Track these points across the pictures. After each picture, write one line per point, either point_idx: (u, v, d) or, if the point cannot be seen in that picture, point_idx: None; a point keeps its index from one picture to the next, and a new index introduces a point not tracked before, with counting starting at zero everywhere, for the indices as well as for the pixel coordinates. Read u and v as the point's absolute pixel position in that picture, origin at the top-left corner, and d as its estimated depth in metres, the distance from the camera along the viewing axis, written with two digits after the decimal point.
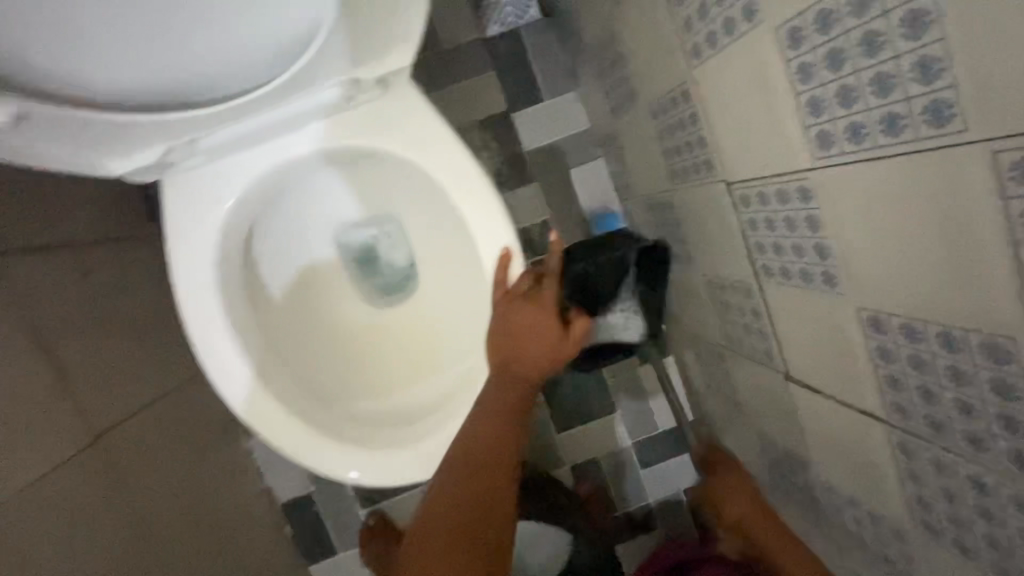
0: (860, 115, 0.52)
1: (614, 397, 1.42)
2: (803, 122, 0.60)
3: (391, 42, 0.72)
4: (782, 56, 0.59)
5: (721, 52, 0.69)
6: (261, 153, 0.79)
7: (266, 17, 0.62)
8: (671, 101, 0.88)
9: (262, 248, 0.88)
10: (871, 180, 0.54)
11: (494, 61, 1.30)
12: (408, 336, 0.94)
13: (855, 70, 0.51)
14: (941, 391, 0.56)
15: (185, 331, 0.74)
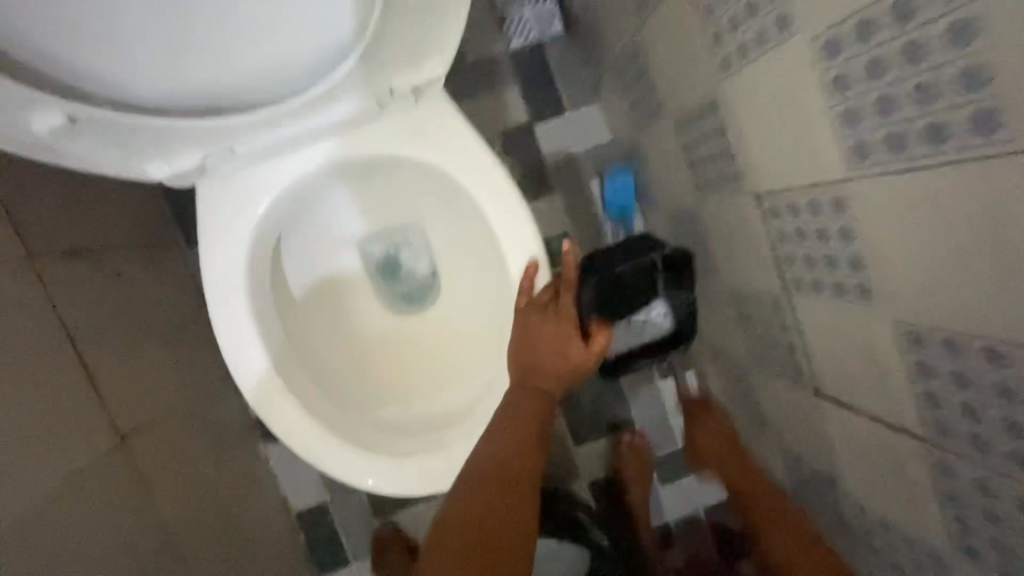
0: (899, 126, 0.51)
1: (633, 411, 1.41)
2: (838, 133, 0.59)
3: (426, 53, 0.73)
4: (818, 67, 0.58)
5: (753, 63, 0.69)
6: (294, 162, 0.81)
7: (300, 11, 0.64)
8: (698, 112, 0.88)
9: (290, 254, 0.90)
10: (910, 192, 0.53)
11: (518, 74, 1.31)
12: (429, 344, 0.95)
13: (896, 80, 0.50)
14: (985, 408, 0.54)
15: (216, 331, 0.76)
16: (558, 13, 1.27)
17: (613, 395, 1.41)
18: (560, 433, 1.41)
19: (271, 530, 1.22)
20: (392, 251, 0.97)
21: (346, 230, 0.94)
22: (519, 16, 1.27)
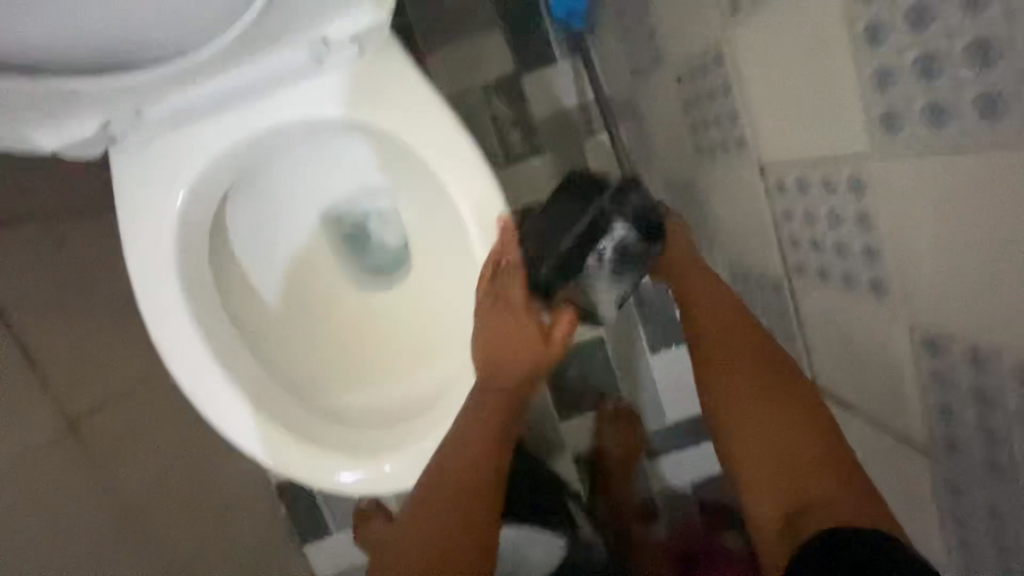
0: (941, 93, 0.41)
1: (623, 386, 1.35)
2: (864, 98, 0.48)
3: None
4: (847, 11, 0.47)
5: (767, 6, 0.57)
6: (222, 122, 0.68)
7: None
8: (700, 65, 0.76)
9: (236, 220, 0.81)
10: (948, 175, 0.43)
11: (504, 16, 1.16)
12: (393, 323, 0.87)
13: (945, 32, 0.39)
14: (1008, 432, 0.47)
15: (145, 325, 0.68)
16: None
17: (602, 369, 1.35)
18: (547, 408, 1.36)
19: (257, 514, 1.15)
20: (360, 220, 0.88)
21: (305, 195, 0.85)
22: None
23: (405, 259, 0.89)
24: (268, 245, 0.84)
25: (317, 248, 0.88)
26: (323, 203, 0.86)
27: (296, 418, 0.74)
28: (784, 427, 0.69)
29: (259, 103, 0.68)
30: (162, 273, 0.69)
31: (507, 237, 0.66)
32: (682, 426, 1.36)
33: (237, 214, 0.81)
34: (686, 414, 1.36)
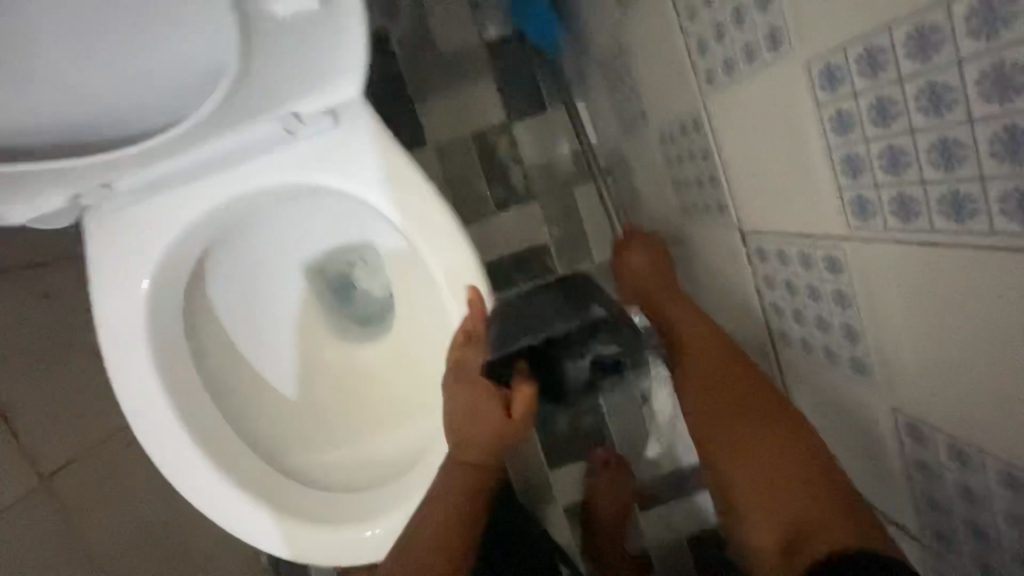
0: (910, 188, 0.40)
1: (615, 434, 1.32)
2: (836, 181, 0.47)
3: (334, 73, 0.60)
4: (813, 97, 0.46)
5: (739, 82, 0.56)
6: (195, 191, 0.66)
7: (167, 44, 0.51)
8: (681, 128, 0.75)
9: (217, 278, 0.80)
10: (922, 267, 0.42)
11: (494, 67, 1.17)
12: (373, 380, 0.85)
13: (908, 129, 0.38)
14: (997, 534, 0.44)
15: (115, 396, 0.65)
16: None
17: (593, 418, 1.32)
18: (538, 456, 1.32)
19: None
20: (344, 271, 0.90)
21: (287, 252, 0.84)
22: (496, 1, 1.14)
23: (390, 310, 0.90)
24: (248, 304, 0.82)
25: (301, 306, 0.85)
26: (306, 258, 0.85)
27: (273, 493, 0.70)
28: (764, 438, 0.60)
29: (233, 171, 0.66)
30: (134, 343, 0.66)
31: (471, 309, 0.65)
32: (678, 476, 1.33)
33: (216, 274, 0.80)
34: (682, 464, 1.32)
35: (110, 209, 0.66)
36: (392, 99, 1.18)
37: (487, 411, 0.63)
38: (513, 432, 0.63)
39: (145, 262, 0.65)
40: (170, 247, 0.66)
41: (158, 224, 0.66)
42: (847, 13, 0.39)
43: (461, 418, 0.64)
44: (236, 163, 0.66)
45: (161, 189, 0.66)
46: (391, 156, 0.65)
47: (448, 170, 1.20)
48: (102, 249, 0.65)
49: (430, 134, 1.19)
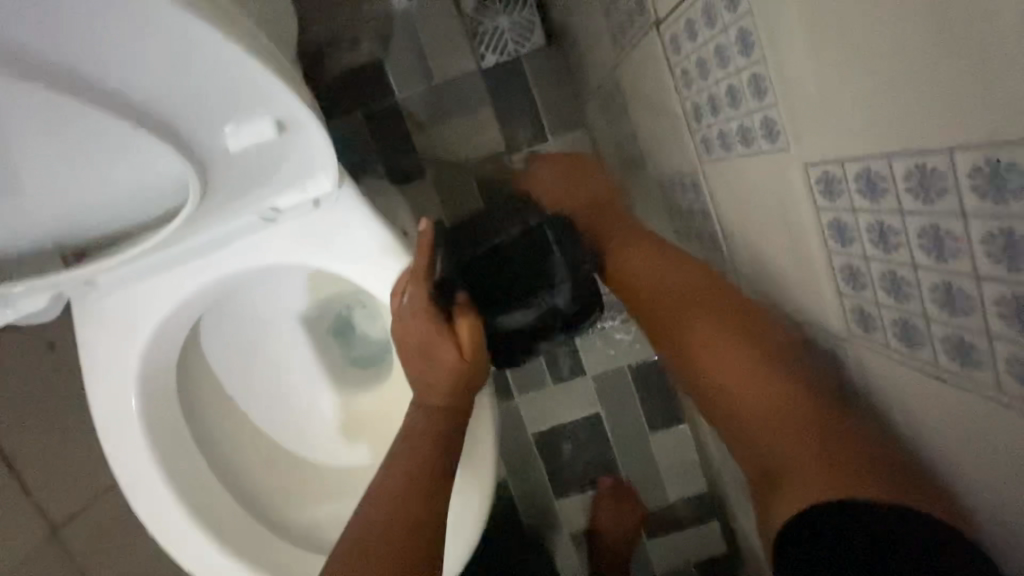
0: (913, 316, 0.37)
1: (621, 462, 1.30)
2: (836, 287, 0.44)
3: (310, 169, 0.58)
4: (811, 199, 0.43)
5: (737, 160, 0.53)
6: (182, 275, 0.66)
7: (129, 164, 0.49)
8: (681, 182, 0.72)
9: (213, 334, 0.81)
10: (927, 394, 0.39)
11: (492, 95, 1.13)
12: (362, 432, 0.82)
13: (911, 261, 0.35)
14: None
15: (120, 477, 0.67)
16: (537, 19, 1.07)
17: (600, 445, 1.30)
18: (544, 485, 1.32)
19: None
20: (343, 313, 0.85)
21: (285, 305, 0.83)
22: (494, 27, 1.08)
23: (389, 353, 0.85)
24: (250, 362, 0.83)
25: (300, 355, 0.85)
26: (304, 307, 0.83)
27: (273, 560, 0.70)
28: (749, 379, 0.57)
29: (221, 253, 0.66)
30: (131, 421, 0.67)
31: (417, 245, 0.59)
32: (687, 504, 1.31)
33: (214, 328, 0.80)
34: (692, 491, 1.30)
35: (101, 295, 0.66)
36: (389, 131, 1.14)
37: (435, 351, 0.59)
38: (467, 376, 0.60)
39: (142, 344, 0.66)
40: (162, 326, 0.66)
41: (151, 304, 0.66)
42: (844, 132, 0.36)
43: (413, 365, 0.61)
44: (223, 246, 0.65)
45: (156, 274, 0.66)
46: (372, 234, 0.64)
47: (447, 201, 1.16)
48: (95, 334, 0.66)
49: (428, 166, 1.16)
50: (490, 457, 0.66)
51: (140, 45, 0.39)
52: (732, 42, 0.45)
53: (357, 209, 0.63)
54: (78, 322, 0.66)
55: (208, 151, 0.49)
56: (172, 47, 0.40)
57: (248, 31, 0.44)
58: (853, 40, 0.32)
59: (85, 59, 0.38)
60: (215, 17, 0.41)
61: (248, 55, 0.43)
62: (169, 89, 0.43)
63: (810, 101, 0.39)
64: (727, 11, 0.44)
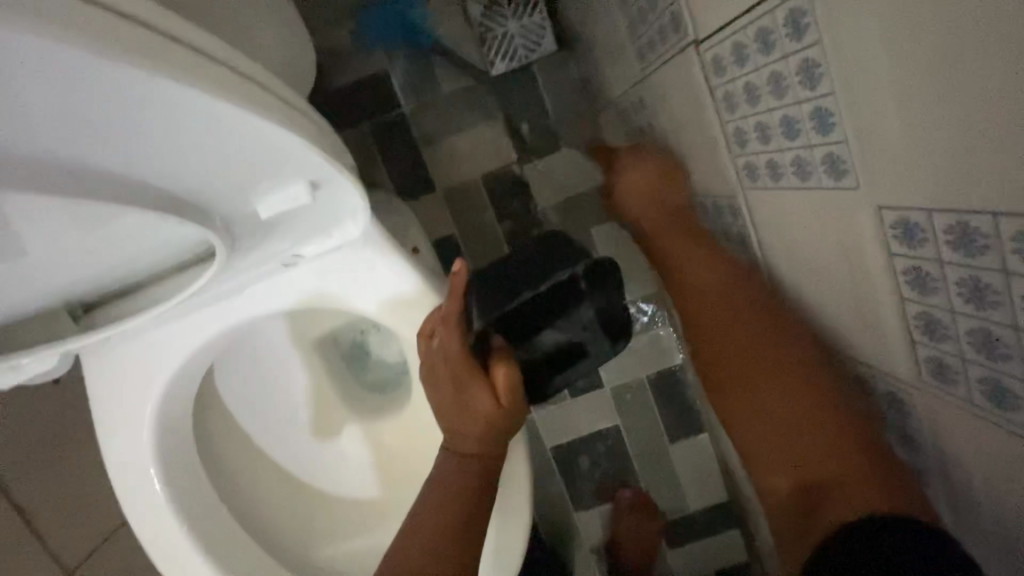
0: (1007, 377, 0.34)
1: (640, 475, 1.27)
2: (908, 333, 0.42)
3: (334, 219, 0.55)
4: (883, 243, 0.40)
5: (789, 191, 0.49)
6: (197, 323, 0.62)
7: (147, 234, 0.45)
8: (714, 204, 0.68)
9: (226, 368, 0.77)
10: (1018, 458, 0.36)
11: (502, 104, 1.08)
12: (381, 463, 0.79)
13: (1011, 323, 0.32)
14: None
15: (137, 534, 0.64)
16: (547, 23, 1.03)
17: (619, 459, 1.27)
18: (562, 501, 1.28)
19: None
20: (359, 337, 0.83)
21: (298, 334, 0.80)
22: (502, 32, 1.03)
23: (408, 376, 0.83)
24: (268, 399, 0.80)
25: (311, 383, 0.82)
26: (318, 334, 0.81)
27: None
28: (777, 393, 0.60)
29: (234, 300, 0.62)
30: (145, 473, 0.63)
31: (451, 286, 0.56)
32: (709, 516, 1.27)
33: (227, 363, 0.77)
34: (713, 504, 1.27)
35: (110, 344, 0.63)
36: (396, 142, 1.10)
37: (472, 397, 0.56)
38: (502, 423, 0.57)
39: (159, 390, 0.63)
40: (178, 371, 0.63)
41: (168, 348, 0.62)
42: (934, 182, 0.33)
43: (446, 410, 0.58)
44: (237, 291, 0.62)
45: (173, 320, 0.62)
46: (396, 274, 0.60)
47: (457, 214, 1.12)
48: (103, 384, 0.63)
49: (438, 178, 1.11)
50: (524, 500, 0.63)
51: (169, 107, 0.35)
52: (792, 71, 0.42)
53: (379, 253, 0.60)
54: (87, 368, 0.63)
55: (234, 215, 0.47)
56: (187, 125, 0.37)
57: (263, 86, 0.42)
58: (958, 89, 0.29)
59: (86, 147, 0.34)
60: (229, 80, 0.38)
61: (274, 121, 0.41)
62: (180, 163, 0.39)
63: (889, 143, 0.36)
64: (789, 40, 0.41)
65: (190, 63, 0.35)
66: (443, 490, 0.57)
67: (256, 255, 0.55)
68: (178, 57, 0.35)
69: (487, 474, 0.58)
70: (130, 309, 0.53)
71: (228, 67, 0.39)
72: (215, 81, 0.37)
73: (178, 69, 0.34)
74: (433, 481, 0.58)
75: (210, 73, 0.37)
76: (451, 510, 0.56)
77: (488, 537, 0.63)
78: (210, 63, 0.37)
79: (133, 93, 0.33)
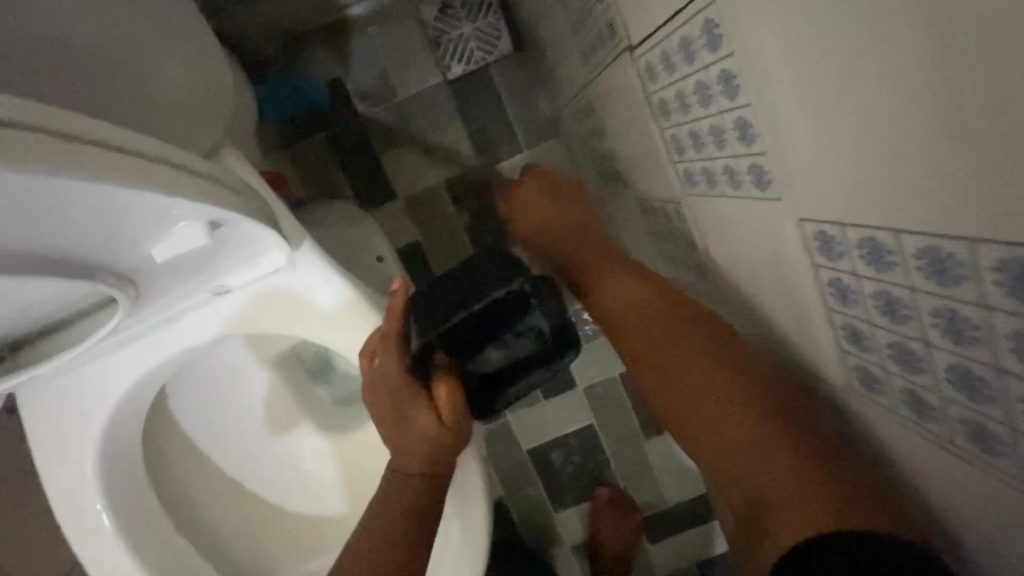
0: (925, 390, 0.35)
1: (618, 472, 1.27)
2: (837, 342, 0.42)
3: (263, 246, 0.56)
4: (808, 255, 0.40)
5: (723, 198, 0.49)
6: (134, 355, 0.61)
7: (50, 294, 0.43)
8: (664, 209, 0.67)
9: (179, 394, 0.76)
10: (941, 461, 0.37)
11: (460, 108, 1.06)
12: (345, 480, 0.78)
13: (922, 338, 0.32)
14: None
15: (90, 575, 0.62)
16: (502, 25, 1.01)
17: (596, 458, 1.26)
18: (542, 504, 1.28)
19: None
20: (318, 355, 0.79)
21: (251, 355, 0.78)
22: (458, 36, 1.01)
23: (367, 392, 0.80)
24: (221, 417, 0.78)
25: (268, 404, 0.80)
26: (274, 353, 0.79)
27: None
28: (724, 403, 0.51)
29: (170, 330, 0.61)
30: (93, 510, 0.62)
31: (392, 305, 0.58)
32: (687, 509, 1.28)
33: (179, 388, 0.76)
34: (691, 497, 1.28)
35: (47, 380, 0.61)
36: (353, 150, 1.07)
37: (416, 419, 0.57)
38: (445, 438, 0.57)
39: (104, 425, 0.62)
40: (122, 402, 0.62)
41: (112, 380, 0.62)
42: (849, 197, 0.33)
43: (391, 433, 0.58)
44: (171, 323, 0.61)
45: (109, 352, 0.61)
46: (332, 295, 0.61)
47: (420, 220, 1.10)
48: (41, 420, 0.61)
49: (399, 186, 1.09)
50: (481, 512, 0.65)
51: (73, 190, 0.34)
52: (713, 81, 0.41)
53: (314, 277, 0.61)
54: (24, 405, 0.61)
55: (130, 267, 0.45)
56: (57, 211, 0.35)
57: (135, 150, 0.41)
58: (863, 104, 0.29)
59: None
60: (99, 153, 0.37)
61: (160, 189, 0.41)
62: (54, 242, 0.37)
63: (803, 159, 0.35)
64: (706, 49, 0.40)
65: (62, 151, 0.34)
66: (390, 504, 0.57)
67: (185, 286, 0.55)
68: (68, 151, 0.34)
69: (434, 485, 0.58)
70: (52, 348, 0.51)
71: (98, 142, 0.37)
72: (84, 160, 0.35)
73: (53, 160, 0.33)
74: (381, 495, 0.59)
75: (76, 152, 0.35)
76: (397, 522, 0.56)
77: (447, 549, 0.66)
78: (75, 141, 0.36)
79: (36, 187, 0.32)
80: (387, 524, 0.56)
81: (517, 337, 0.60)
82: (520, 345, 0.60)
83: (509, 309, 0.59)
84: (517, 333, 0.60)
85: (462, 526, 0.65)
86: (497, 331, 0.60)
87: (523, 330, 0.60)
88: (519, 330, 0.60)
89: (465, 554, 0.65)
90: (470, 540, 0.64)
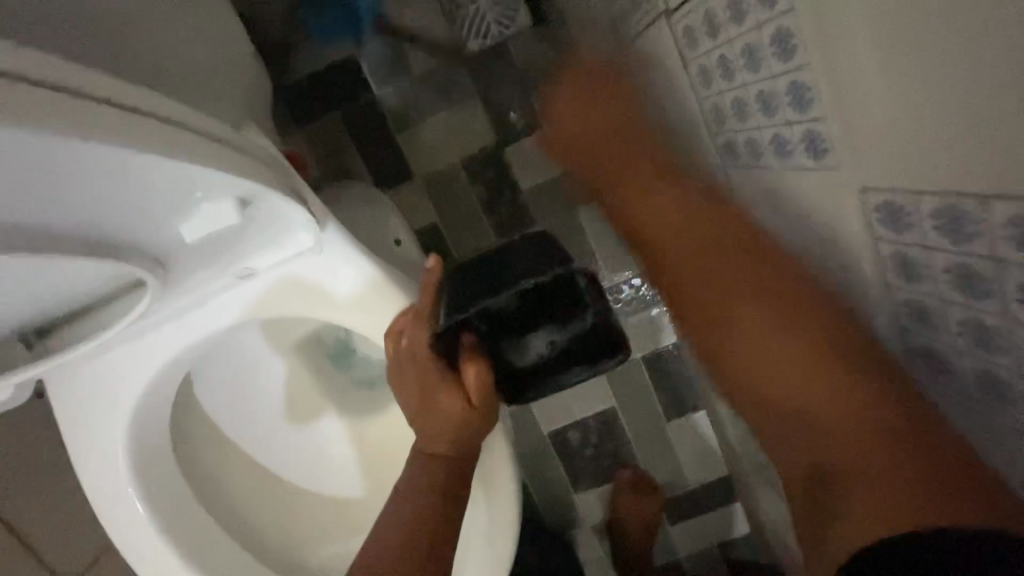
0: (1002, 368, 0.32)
1: (638, 454, 1.26)
2: (896, 319, 0.40)
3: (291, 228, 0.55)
4: (870, 228, 0.38)
5: (771, 171, 0.47)
6: (162, 338, 0.61)
7: (80, 275, 0.42)
8: (698, 184, 0.64)
9: (205, 378, 0.76)
10: None
11: (478, 85, 1.03)
12: (369, 463, 0.78)
13: (1005, 314, 0.30)
14: None
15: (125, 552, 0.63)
16: None
17: (618, 440, 1.25)
18: (562, 486, 1.27)
19: None
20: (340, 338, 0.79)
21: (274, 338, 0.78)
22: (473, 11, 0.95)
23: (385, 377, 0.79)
24: (245, 401, 0.78)
25: (291, 388, 0.80)
26: (298, 338, 0.78)
27: None
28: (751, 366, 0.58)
29: (194, 313, 0.61)
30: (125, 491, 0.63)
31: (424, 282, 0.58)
32: (709, 491, 1.27)
33: (204, 372, 0.75)
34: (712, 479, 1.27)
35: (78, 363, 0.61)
36: (368, 130, 1.05)
37: (441, 401, 0.56)
38: (473, 423, 0.57)
39: (137, 408, 0.62)
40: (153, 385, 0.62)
41: (141, 363, 0.61)
42: (926, 160, 0.31)
43: (414, 413, 0.58)
44: (195, 306, 0.60)
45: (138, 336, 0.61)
46: (358, 277, 0.60)
47: (437, 201, 1.08)
48: (73, 404, 0.61)
49: (415, 167, 1.07)
50: (509, 495, 0.64)
51: (122, 160, 0.34)
52: (767, 43, 0.39)
53: (340, 258, 0.59)
54: (55, 386, 0.61)
55: (157, 247, 0.44)
56: (105, 181, 0.35)
57: (176, 120, 0.40)
58: (957, 52, 0.26)
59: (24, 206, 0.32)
60: (136, 123, 0.36)
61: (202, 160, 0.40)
62: (95, 214, 0.36)
63: (872, 123, 0.33)
64: (762, 8, 0.37)
65: (87, 112, 0.32)
66: (418, 487, 0.57)
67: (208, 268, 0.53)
68: (119, 119, 0.34)
69: (461, 468, 0.58)
70: (81, 332, 0.50)
71: (145, 113, 0.37)
72: (137, 131, 0.35)
73: (77, 122, 0.31)
74: (409, 478, 0.58)
75: (123, 119, 0.35)
76: (425, 507, 0.55)
77: (475, 535, 0.65)
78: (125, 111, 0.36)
79: (93, 156, 0.32)
80: (415, 506, 0.56)
81: (559, 326, 0.57)
82: (563, 334, 0.57)
83: (550, 295, 0.57)
84: (564, 323, 0.57)
85: (489, 510, 0.64)
86: (542, 320, 0.56)
87: (564, 318, 0.57)
88: (561, 319, 0.57)
89: (493, 537, 0.64)
90: (499, 524, 0.64)
